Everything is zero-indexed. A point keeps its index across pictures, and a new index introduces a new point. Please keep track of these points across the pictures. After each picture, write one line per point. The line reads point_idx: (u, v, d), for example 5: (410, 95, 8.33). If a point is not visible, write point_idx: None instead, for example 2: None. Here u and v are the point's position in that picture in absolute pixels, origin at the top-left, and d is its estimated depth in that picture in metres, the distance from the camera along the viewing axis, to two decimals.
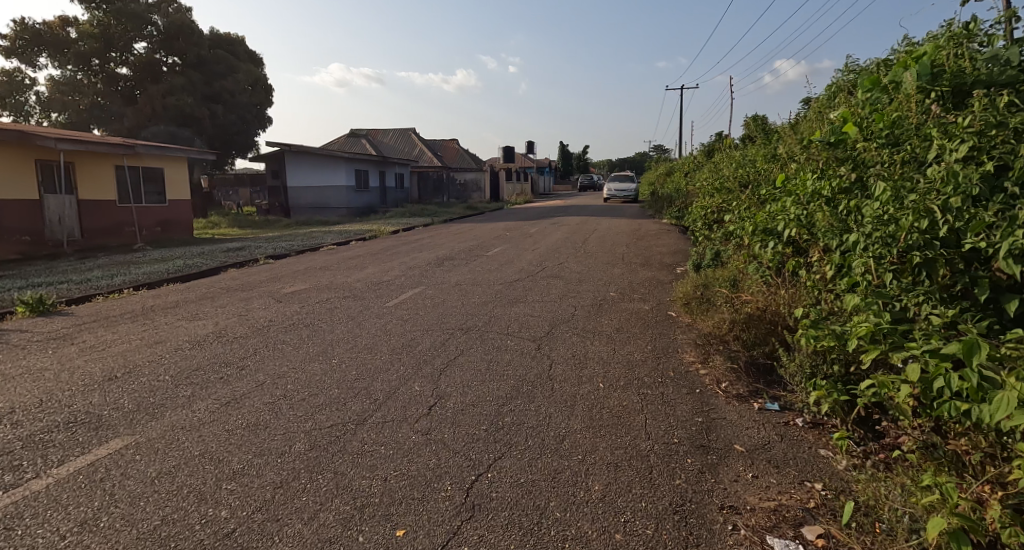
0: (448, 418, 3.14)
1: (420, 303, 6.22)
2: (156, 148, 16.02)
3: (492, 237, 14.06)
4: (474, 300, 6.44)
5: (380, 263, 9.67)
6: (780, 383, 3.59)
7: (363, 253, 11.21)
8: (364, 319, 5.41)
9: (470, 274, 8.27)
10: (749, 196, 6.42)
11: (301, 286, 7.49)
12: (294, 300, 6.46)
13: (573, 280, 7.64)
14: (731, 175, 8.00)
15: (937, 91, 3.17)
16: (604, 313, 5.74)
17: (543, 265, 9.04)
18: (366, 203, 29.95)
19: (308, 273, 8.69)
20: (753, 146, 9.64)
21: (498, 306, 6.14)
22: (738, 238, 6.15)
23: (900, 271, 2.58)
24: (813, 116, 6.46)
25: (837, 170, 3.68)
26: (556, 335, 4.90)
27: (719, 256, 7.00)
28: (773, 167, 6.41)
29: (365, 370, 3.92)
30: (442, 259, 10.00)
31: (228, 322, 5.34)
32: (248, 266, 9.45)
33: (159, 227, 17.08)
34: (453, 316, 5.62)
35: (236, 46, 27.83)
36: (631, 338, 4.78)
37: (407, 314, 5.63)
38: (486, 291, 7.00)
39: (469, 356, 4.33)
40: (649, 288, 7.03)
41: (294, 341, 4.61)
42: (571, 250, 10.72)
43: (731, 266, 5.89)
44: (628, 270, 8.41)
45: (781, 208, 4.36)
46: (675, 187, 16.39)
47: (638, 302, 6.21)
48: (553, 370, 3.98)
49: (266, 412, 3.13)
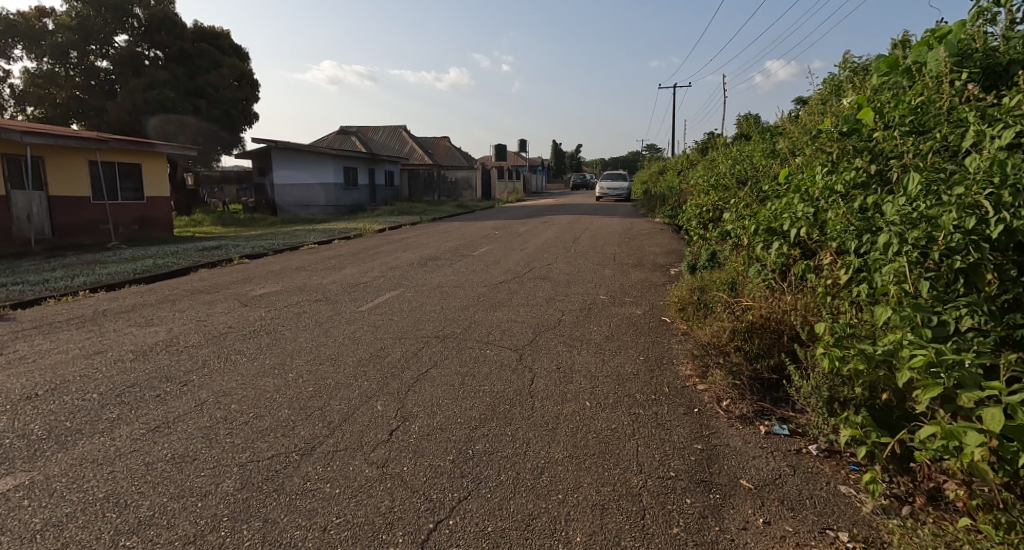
0: (409, 446, 2.72)
1: (397, 307, 5.80)
2: (133, 142, 15.49)
3: (480, 236, 13.64)
4: (455, 304, 6.02)
5: (360, 264, 9.22)
6: (788, 401, 3.21)
7: (344, 253, 10.76)
8: (334, 326, 4.99)
9: (453, 275, 7.85)
10: (747, 194, 6.07)
11: (272, 288, 7.03)
12: (261, 304, 6.01)
13: (561, 282, 7.24)
14: (727, 171, 7.65)
15: (967, 73, 2.84)
16: (594, 319, 5.34)
17: (531, 266, 8.64)
18: (355, 201, 29.39)
19: (283, 274, 8.23)
20: (748, 142, 9.30)
21: (480, 311, 5.74)
22: (736, 238, 5.79)
23: (937, 278, 2.21)
24: (815, 111, 6.14)
25: (852, 162, 3.31)
26: (541, 345, 4.49)
27: (715, 257, 6.64)
28: (773, 165, 6.07)
29: (323, 385, 3.50)
30: (425, 260, 9.57)
31: (183, 329, 4.89)
32: (220, 266, 8.98)
33: (136, 225, 16.53)
34: (431, 322, 5.21)
35: (221, 39, 27.26)
36: (622, 348, 4.39)
37: (381, 320, 5.20)
38: (469, 294, 6.60)
39: (442, 368, 3.92)
40: (641, 290, 6.65)
41: (250, 351, 4.18)
42: (561, 250, 10.33)
43: (730, 268, 5.52)
44: (619, 271, 8.02)
45: (784, 206, 4.02)
46: (668, 185, 16.06)
47: (629, 307, 5.81)
48: (534, 385, 3.57)
49: (198, 439, 2.69)
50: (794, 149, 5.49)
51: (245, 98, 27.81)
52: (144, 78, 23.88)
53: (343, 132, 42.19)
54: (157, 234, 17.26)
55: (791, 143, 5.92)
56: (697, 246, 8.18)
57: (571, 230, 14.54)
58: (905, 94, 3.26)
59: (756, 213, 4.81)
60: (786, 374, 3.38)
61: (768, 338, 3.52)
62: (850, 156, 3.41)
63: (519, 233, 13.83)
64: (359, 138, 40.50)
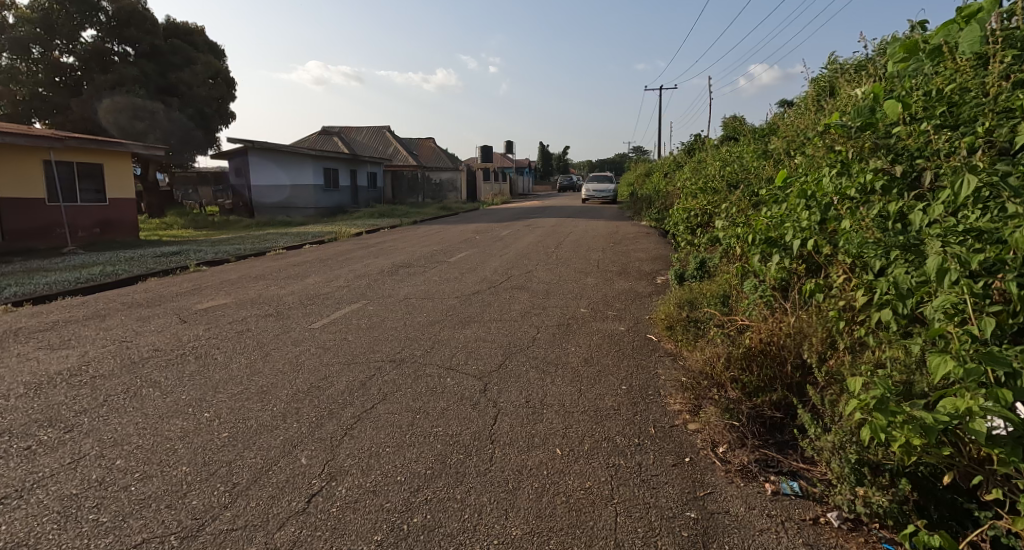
0: (327, 521, 2.14)
1: (355, 324, 5.21)
2: (92, 141, 14.77)
3: (459, 240, 13.06)
4: (420, 319, 5.44)
5: (325, 271, 8.62)
6: (797, 446, 2.69)
7: (313, 259, 10.12)
8: (278, 348, 4.38)
9: (423, 285, 7.28)
10: (738, 199, 5.58)
11: (220, 301, 6.41)
12: (202, 320, 5.39)
13: (539, 293, 6.72)
14: (716, 173, 7.16)
15: (1013, 55, 2.36)
16: (573, 338, 4.78)
17: (508, 274, 8.09)
18: (336, 203, 28.64)
19: (238, 283, 7.60)
20: (738, 143, 8.85)
21: (447, 327, 5.16)
22: (729, 246, 5.29)
23: (1004, 312, 1.70)
24: (814, 109, 5.66)
25: (868, 162, 2.81)
26: (509, 371, 3.93)
27: (705, 266, 6.13)
28: (767, 168, 5.58)
29: (241, 429, 2.89)
30: (397, 267, 8.99)
31: (100, 353, 4.26)
32: (172, 275, 8.32)
33: (98, 228, 15.91)
34: (389, 342, 4.62)
35: (195, 37, 26.55)
36: (602, 376, 3.84)
37: (332, 341, 4.61)
38: (436, 307, 6.03)
39: (391, 404, 3.34)
40: (626, 302, 6.13)
41: (167, 382, 3.57)
42: (541, 256, 9.79)
43: (722, 279, 5.01)
44: (602, 280, 7.51)
45: (784, 213, 3.52)
46: (654, 188, 15.67)
47: (611, 323, 5.27)
48: (496, 428, 3.00)
49: (51, 516, 2.10)
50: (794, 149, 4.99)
51: (220, 97, 26.96)
52: (112, 74, 23.02)
53: (324, 132, 41.35)
54: (119, 237, 16.61)
55: (790, 144, 5.43)
56: (685, 253, 7.67)
57: (554, 234, 14.04)
58: (930, 83, 2.77)
59: (752, 219, 4.30)
60: (794, 413, 2.86)
61: (770, 369, 3.04)
62: (864, 156, 2.91)
63: (500, 238, 13.26)
64: (341, 138, 39.65)
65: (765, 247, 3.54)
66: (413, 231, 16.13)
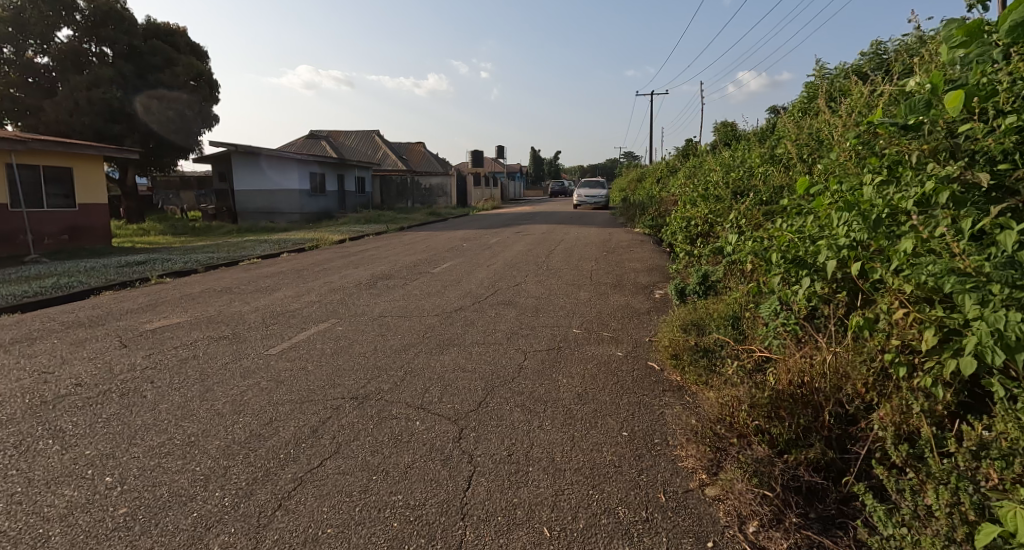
0: None
1: (319, 349, 4.60)
2: (59, 144, 14.11)
3: (447, 249, 12.50)
4: (393, 343, 4.84)
5: (298, 284, 8.03)
6: (852, 528, 2.17)
7: (287, 270, 9.49)
8: (223, 381, 3.76)
9: (402, 301, 6.67)
10: (747, 210, 5.07)
11: (174, 319, 5.80)
12: (145, 344, 4.79)
13: (528, 309, 6.18)
14: (718, 180, 6.64)
15: None
16: (565, 367, 4.21)
17: (495, 287, 7.54)
18: (323, 208, 27.88)
19: (199, 298, 7.00)
20: (738, 148, 8.37)
21: (422, 353, 4.57)
22: (739, 262, 4.76)
23: None
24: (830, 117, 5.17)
25: (929, 169, 2.29)
26: (490, 412, 3.35)
27: (709, 281, 5.63)
28: (779, 177, 5.07)
29: (144, 503, 2.28)
30: (376, 279, 8.41)
31: (11, 387, 3.66)
32: (129, 288, 7.70)
33: (65, 235, 15.33)
34: (353, 373, 4.02)
35: (177, 37, 25.90)
36: (600, 417, 3.27)
37: (289, 372, 4.00)
38: (413, 327, 5.45)
39: (343, 459, 2.74)
40: (624, 321, 5.58)
41: (74, 429, 2.96)
42: (531, 266, 9.24)
43: (733, 299, 4.47)
44: (595, 294, 6.97)
45: (813, 228, 2.99)
46: (648, 194, 15.20)
47: (607, 347, 4.71)
48: (470, 496, 2.43)
49: None
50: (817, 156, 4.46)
51: (202, 99, 26.27)
52: (88, 75, 22.33)
53: (313, 136, 40.68)
54: (88, 244, 15.98)
55: (810, 150, 4.93)
56: (684, 264, 7.15)
57: (546, 242, 13.51)
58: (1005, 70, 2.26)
59: (769, 233, 3.76)
60: (842, 480, 2.35)
61: (803, 418, 2.52)
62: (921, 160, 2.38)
63: (489, 246, 12.66)
64: (329, 142, 38.89)
65: (791, 270, 3.02)
66: (397, 239, 15.51)
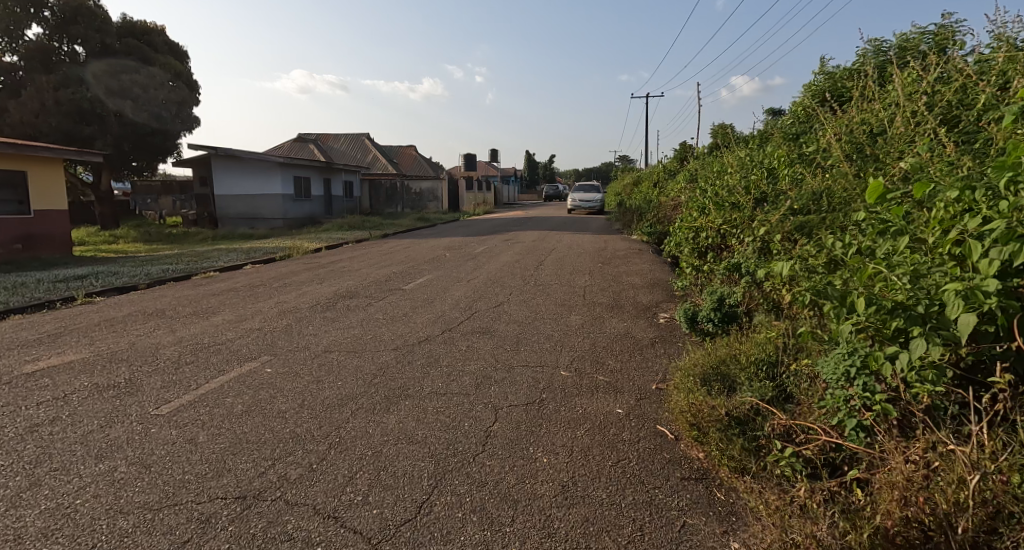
0: None
1: (227, 406, 3.49)
2: (6, 146, 13.00)
3: (427, 259, 11.43)
4: (328, 396, 3.73)
5: (244, 305, 6.96)
6: None
7: (241, 287, 8.41)
8: (62, 469, 2.66)
9: (357, 329, 5.58)
10: (778, 222, 4.09)
11: (70, 355, 4.72)
12: (6, 395, 3.71)
13: (507, 340, 5.14)
14: (733, 182, 5.62)
15: None
16: (547, 435, 3.14)
17: (472, 308, 6.48)
18: (308, 214, 26.77)
19: (119, 324, 5.91)
20: (751, 147, 7.37)
21: (360, 412, 3.47)
22: (777, 289, 3.77)
23: None
24: (885, 106, 4.18)
25: None
26: (431, 526, 2.28)
27: (726, 306, 4.64)
28: (815, 180, 4.09)
29: None
30: (339, 297, 7.34)
31: None
32: (44, 312, 6.61)
33: (20, 243, 14.22)
34: (256, 448, 2.92)
35: (154, 36, 24.83)
36: (596, 537, 2.20)
37: (165, 449, 2.88)
38: (363, 367, 4.39)
39: None
40: (624, 357, 4.53)
41: None
42: (517, 281, 8.20)
43: (770, 341, 3.42)
44: (589, 318, 5.93)
45: (918, 260, 1.98)
46: (645, 198, 14.25)
47: (603, 401, 3.65)
48: None
49: None
50: (882, 156, 3.43)
51: (181, 100, 25.14)
52: (56, 75, 21.22)
53: (301, 139, 39.65)
54: (45, 254, 14.87)
55: (863, 147, 3.94)
56: (691, 282, 6.12)
57: (535, 250, 12.48)
58: None
59: (834, 261, 2.71)
60: None
61: None
62: None
63: (473, 256, 11.58)
64: (315, 145, 37.74)
65: (879, 322, 2.01)
66: (376, 248, 14.39)
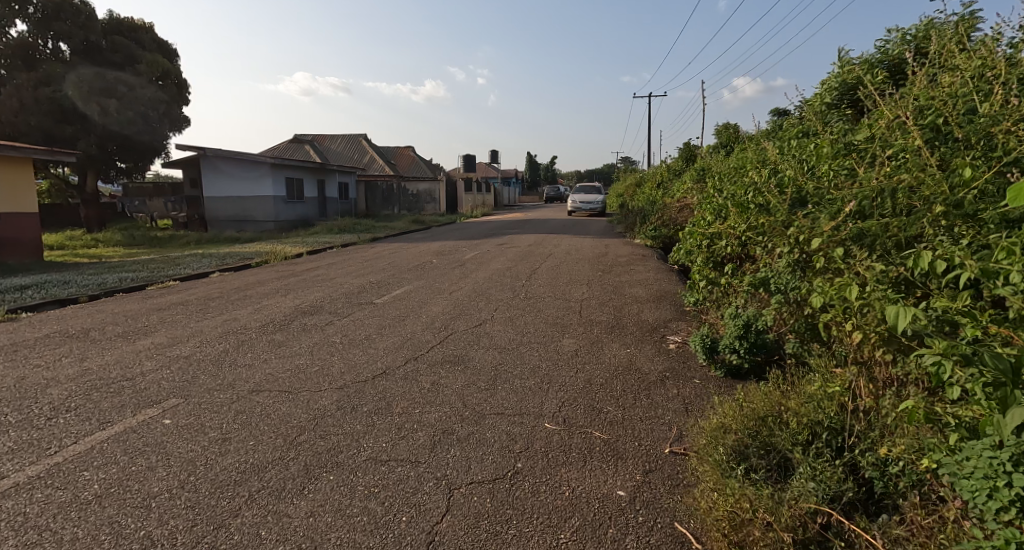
0: None
1: (76, 488, 2.50)
2: None
3: (411, 266, 10.46)
4: (225, 467, 2.74)
5: (185, 323, 6.00)
6: None
7: (195, 299, 7.45)
8: None
9: (304, 358, 4.61)
10: (830, 229, 3.12)
11: None
12: None
13: (482, 373, 4.16)
14: (758, 178, 4.60)
15: None
16: (515, 543, 2.16)
17: (448, 328, 5.50)
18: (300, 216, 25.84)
19: (24, 350, 4.96)
20: (772, 140, 6.39)
21: (260, 496, 2.49)
22: (833, 322, 2.81)
23: None
24: (971, 79, 3.16)
25: None
26: None
27: (753, 333, 3.67)
28: (878, 173, 3.09)
29: None
30: (298, 313, 6.38)
31: None
32: None
33: None
34: None
35: (143, 33, 23.87)
36: None
37: None
38: (291, 415, 3.41)
39: None
40: (626, 401, 3.55)
41: None
42: (505, 293, 7.23)
43: (834, 401, 2.43)
44: (585, 341, 4.96)
45: None
46: (648, 198, 13.30)
47: (598, 475, 2.66)
48: None
49: None
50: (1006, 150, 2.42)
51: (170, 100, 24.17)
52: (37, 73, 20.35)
53: (297, 140, 38.77)
54: (12, 259, 13.98)
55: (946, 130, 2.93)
56: (706, 297, 5.13)
57: (530, 255, 11.54)
58: None
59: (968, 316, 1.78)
60: None
61: None
62: None
63: (461, 263, 10.62)
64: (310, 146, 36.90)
65: None
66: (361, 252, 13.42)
